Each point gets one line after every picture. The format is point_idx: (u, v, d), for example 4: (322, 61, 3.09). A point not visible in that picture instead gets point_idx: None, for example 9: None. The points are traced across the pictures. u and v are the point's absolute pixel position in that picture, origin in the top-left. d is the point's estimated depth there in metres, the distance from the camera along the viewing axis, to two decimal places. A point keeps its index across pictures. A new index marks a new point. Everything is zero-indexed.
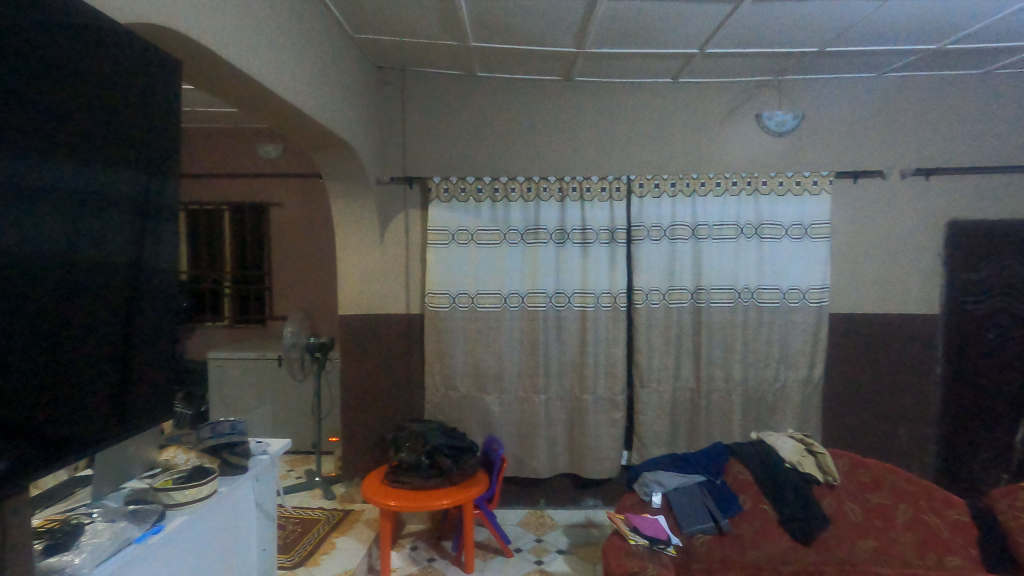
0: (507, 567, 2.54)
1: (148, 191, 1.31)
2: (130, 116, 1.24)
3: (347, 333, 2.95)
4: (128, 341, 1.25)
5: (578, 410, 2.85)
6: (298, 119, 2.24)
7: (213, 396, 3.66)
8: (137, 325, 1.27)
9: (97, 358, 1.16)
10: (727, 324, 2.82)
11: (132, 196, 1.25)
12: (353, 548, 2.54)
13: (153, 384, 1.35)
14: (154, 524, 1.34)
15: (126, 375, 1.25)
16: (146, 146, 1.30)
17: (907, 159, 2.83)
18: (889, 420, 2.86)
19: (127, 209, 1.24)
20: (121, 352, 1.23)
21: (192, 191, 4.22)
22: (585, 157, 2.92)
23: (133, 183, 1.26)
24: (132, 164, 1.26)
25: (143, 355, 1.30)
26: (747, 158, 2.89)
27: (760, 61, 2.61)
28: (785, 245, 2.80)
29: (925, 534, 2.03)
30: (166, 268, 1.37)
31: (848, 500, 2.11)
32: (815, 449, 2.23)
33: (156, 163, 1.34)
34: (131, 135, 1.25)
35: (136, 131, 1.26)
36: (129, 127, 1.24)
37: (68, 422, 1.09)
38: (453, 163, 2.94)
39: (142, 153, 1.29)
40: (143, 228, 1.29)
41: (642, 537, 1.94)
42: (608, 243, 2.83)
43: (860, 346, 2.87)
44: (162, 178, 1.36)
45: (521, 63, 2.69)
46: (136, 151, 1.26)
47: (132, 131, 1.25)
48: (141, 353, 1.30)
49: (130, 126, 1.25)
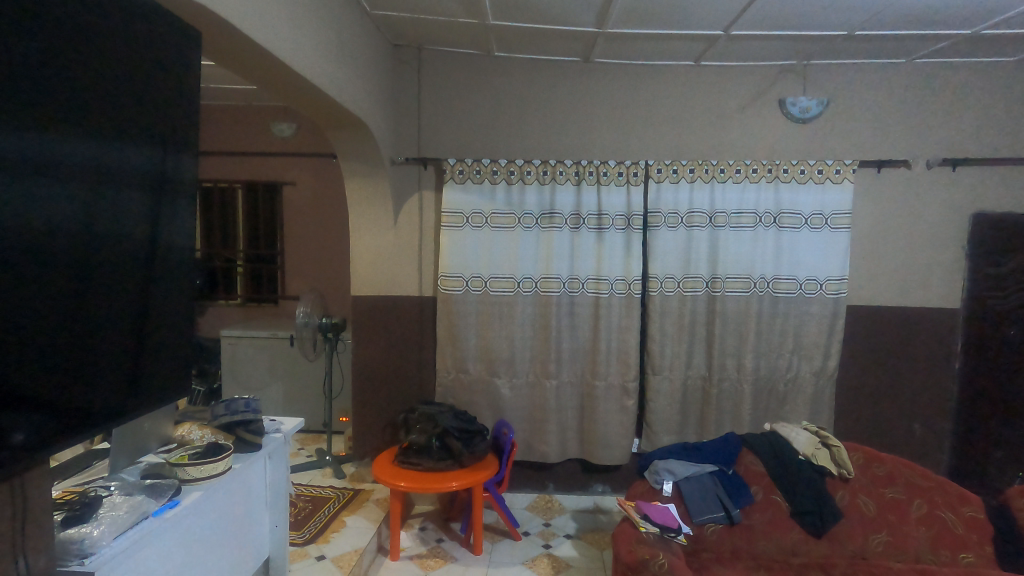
0: (515, 549, 2.56)
1: (165, 166, 1.30)
2: (147, 87, 1.22)
3: (359, 315, 2.95)
4: (144, 318, 1.25)
5: (589, 396, 2.84)
6: (315, 95, 2.21)
7: (226, 372, 3.69)
8: (150, 300, 1.26)
9: (111, 332, 1.15)
10: (742, 313, 2.78)
11: (148, 172, 1.24)
12: (363, 527, 2.56)
13: (168, 363, 1.35)
14: (171, 499, 1.35)
15: (142, 352, 1.25)
16: (164, 119, 1.28)
17: (933, 148, 2.76)
18: (903, 414, 2.83)
19: (143, 186, 1.23)
20: (136, 327, 1.23)
21: (205, 168, 4.22)
22: (602, 141, 2.86)
23: (150, 159, 1.24)
24: (150, 139, 1.24)
25: (157, 329, 1.29)
26: (770, 143, 2.82)
27: (786, 45, 2.54)
28: (804, 235, 2.74)
29: (939, 530, 2.01)
30: (181, 243, 1.36)
31: (862, 494, 2.08)
32: (830, 442, 2.20)
33: (175, 137, 1.32)
34: (149, 108, 1.23)
35: (153, 103, 1.25)
36: (147, 99, 1.22)
37: (86, 395, 1.10)
38: (468, 144, 2.90)
39: (161, 127, 1.27)
40: (159, 204, 1.28)
41: (653, 525, 1.94)
42: (623, 229, 2.80)
43: (877, 338, 2.82)
44: (180, 151, 1.34)
45: (540, 44, 2.64)
46: (153, 125, 1.25)
47: (150, 104, 1.24)
48: (155, 328, 1.29)
49: (149, 99, 1.23)
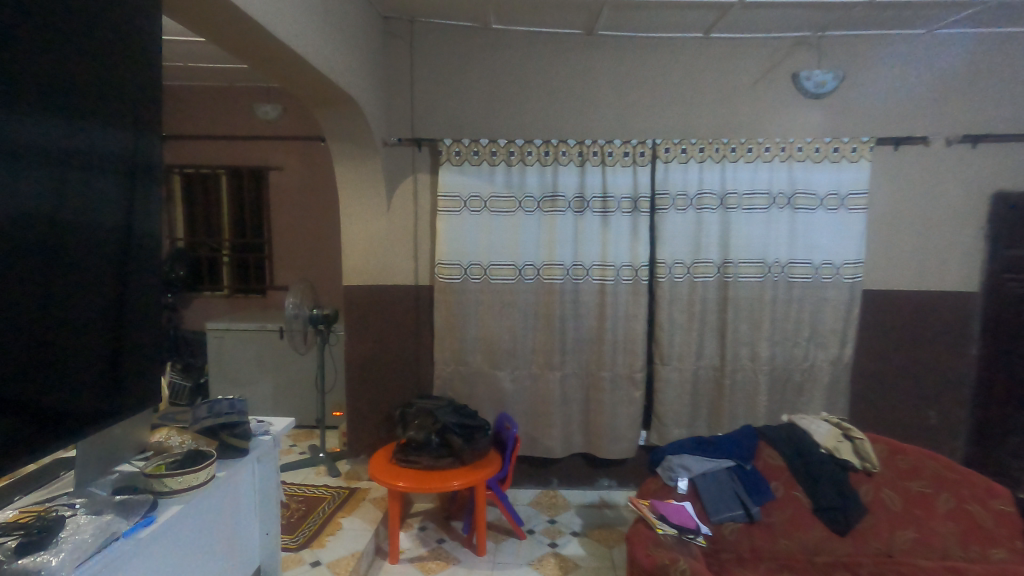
0: (520, 549, 2.44)
1: (138, 143, 1.13)
2: (116, 53, 1.06)
3: (352, 305, 2.80)
4: (130, 308, 1.12)
5: (595, 388, 2.72)
6: (299, 68, 2.04)
7: (213, 367, 3.54)
8: (125, 291, 1.09)
9: (78, 327, 0.99)
10: (755, 299, 2.66)
11: (121, 151, 1.08)
12: (360, 528, 2.43)
13: (152, 365, 1.20)
14: (145, 516, 1.21)
15: (127, 346, 1.12)
16: (135, 86, 1.12)
17: (954, 124, 2.63)
18: (919, 402, 2.73)
19: (115, 168, 1.07)
20: (124, 318, 1.10)
21: (185, 153, 4.02)
22: (606, 119, 2.71)
23: (121, 137, 1.08)
24: (122, 113, 1.08)
25: (143, 320, 1.16)
26: (783, 119, 2.68)
27: (802, 14, 2.39)
28: (820, 217, 2.62)
29: (967, 525, 1.91)
30: (155, 229, 1.20)
31: (886, 488, 1.98)
32: (852, 434, 2.09)
33: (146, 108, 1.15)
34: (119, 77, 1.07)
35: (124, 72, 1.09)
36: (116, 66, 1.06)
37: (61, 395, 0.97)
38: (465, 123, 2.74)
39: (130, 95, 1.11)
40: (134, 188, 1.12)
41: (671, 527, 1.83)
42: (630, 212, 2.66)
43: (894, 324, 2.71)
44: (148, 124, 1.18)
45: (541, 15, 2.47)
46: (125, 98, 1.09)
47: (120, 71, 1.07)
48: (142, 317, 1.16)
49: (118, 65, 1.07)
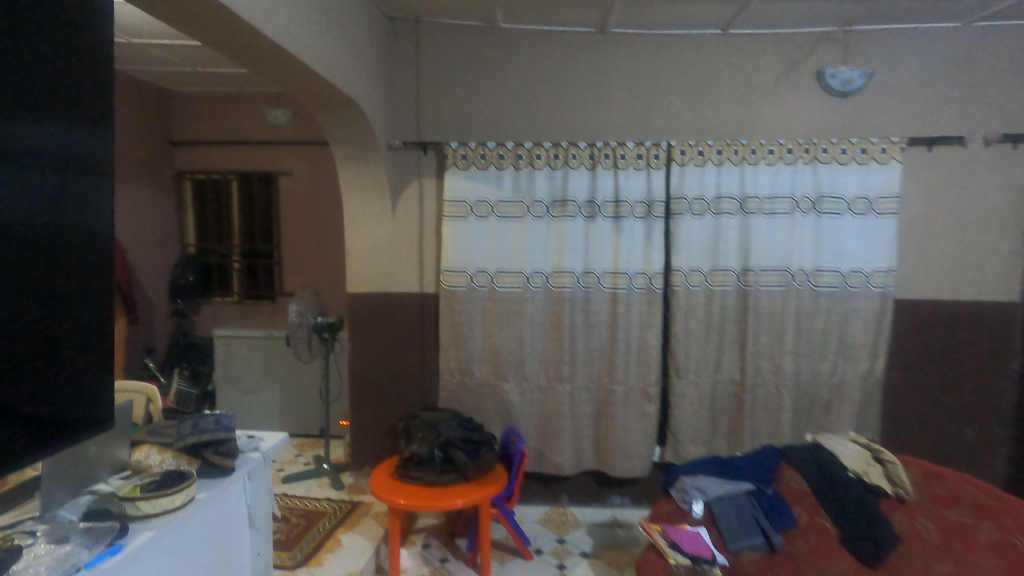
0: (526, 571, 2.33)
1: (73, 142, 1.07)
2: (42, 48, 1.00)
3: (356, 314, 2.73)
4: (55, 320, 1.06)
5: (607, 402, 2.60)
6: (295, 68, 1.97)
7: (220, 375, 3.50)
8: (113, 311, 1.18)
9: (69, 348, 1.09)
10: (776, 309, 2.53)
11: (49, 150, 1.02)
12: (360, 546, 2.35)
13: (91, 382, 1.14)
14: (112, 544, 1.13)
15: (52, 362, 1.05)
16: (69, 83, 1.06)
17: (992, 123, 2.46)
18: (956, 419, 2.55)
19: (40, 168, 1.01)
20: (47, 329, 1.04)
21: (196, 159, 4.02)
22: (618, 120, 2.60)
23: (50, 136, 1.02)
24: (51, 111, 1.02)
25: (72, 333, 1.09)
26: (806, 119, 2.53)
27: (825, 7, 2.26)
28: (847, 222, 2.48)
29: (1012, 558, 1.61)
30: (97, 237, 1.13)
31: (921, 517, 1.79)
32: (883, 457, 1.95)
33: (84, 107, 1.10)
34: (45, 73, 1.01)
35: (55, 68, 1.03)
36: (44, 61, 1.01)
37: None
38: (471, 125, 2.65)
39: (62, 93, 1.05)
40: (65, 191, 1.06)
41: (684, 555, 1.69)
42: (643, 217, 2.54)
43: (928, 336, 2.54)
44: (95, 125, 1.12)
45: (549, 12, 2.37)
46: (55, 95, 1.03)
47: (48, 67, 1.02)
48: (71, 330, 1.09)
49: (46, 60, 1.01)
